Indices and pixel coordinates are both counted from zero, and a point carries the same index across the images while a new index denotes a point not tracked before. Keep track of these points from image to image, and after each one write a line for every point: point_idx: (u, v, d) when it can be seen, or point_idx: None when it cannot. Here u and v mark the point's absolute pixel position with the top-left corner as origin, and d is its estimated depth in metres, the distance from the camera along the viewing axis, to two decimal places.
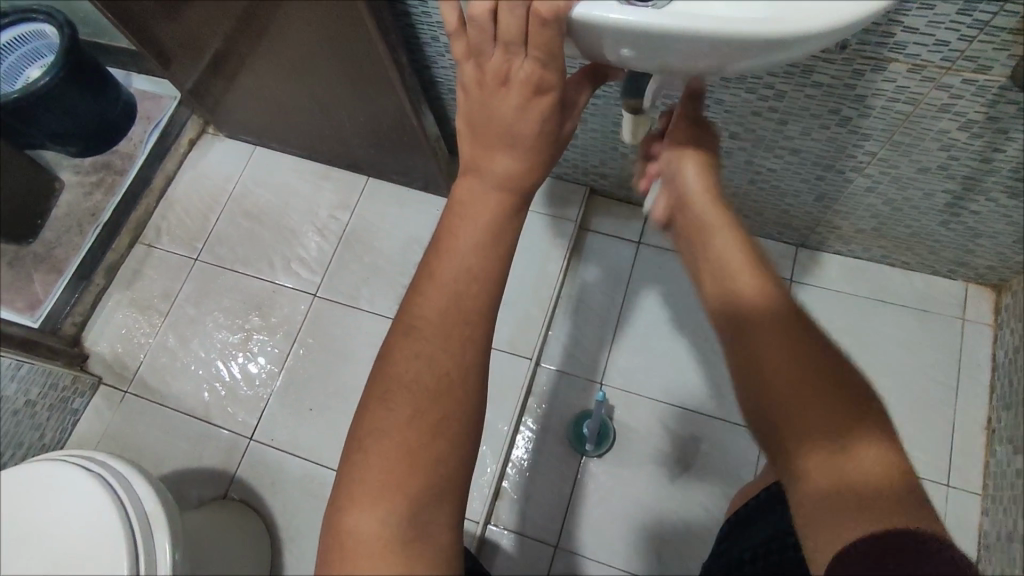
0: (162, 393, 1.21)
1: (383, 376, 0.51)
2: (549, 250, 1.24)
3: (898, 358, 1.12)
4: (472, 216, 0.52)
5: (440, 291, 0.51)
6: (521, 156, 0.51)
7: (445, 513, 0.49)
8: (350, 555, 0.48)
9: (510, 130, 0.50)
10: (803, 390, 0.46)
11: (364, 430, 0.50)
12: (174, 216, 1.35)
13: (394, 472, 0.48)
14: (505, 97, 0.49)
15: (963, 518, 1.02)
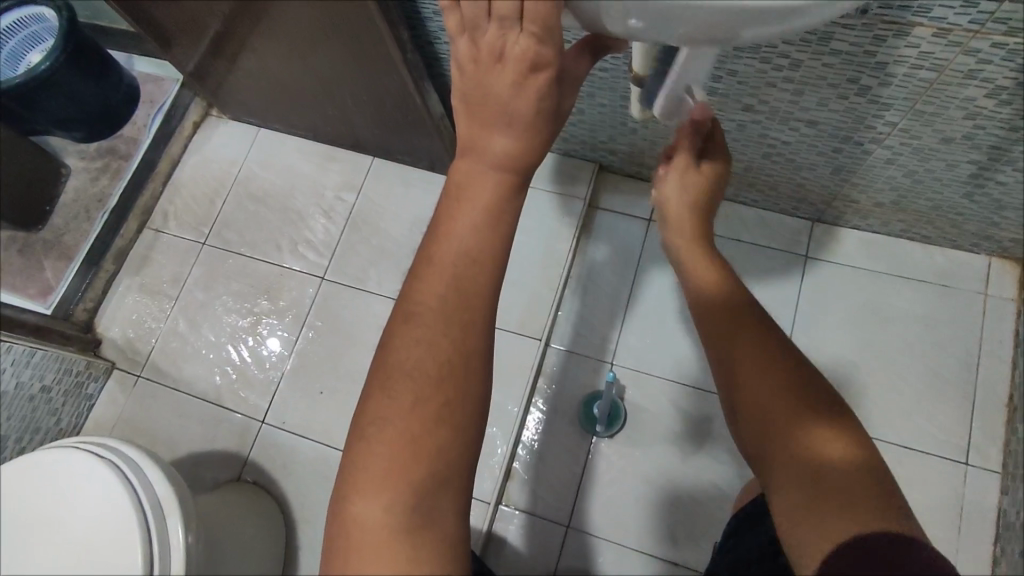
0: (174, 377, 1.22)
1: (384, 360, 0.50)
2: (558, 229, 1.22)
3: (917, 334, 1.09)
4: (475, 196, 0.50)
5: (439, 270, 0.50)
6: (521, 134, 0.49)
7: (451, 497, 0.49)
8: (354, 542, 0.48)
9: (507, 109, 0.48)
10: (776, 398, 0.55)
11: (365, 418, 0.49)
12: (180, 201, 1.35)
13: (396, 460, 0.48)
14: (500, 73, 0.47)
15: (982, 496, 1.00)
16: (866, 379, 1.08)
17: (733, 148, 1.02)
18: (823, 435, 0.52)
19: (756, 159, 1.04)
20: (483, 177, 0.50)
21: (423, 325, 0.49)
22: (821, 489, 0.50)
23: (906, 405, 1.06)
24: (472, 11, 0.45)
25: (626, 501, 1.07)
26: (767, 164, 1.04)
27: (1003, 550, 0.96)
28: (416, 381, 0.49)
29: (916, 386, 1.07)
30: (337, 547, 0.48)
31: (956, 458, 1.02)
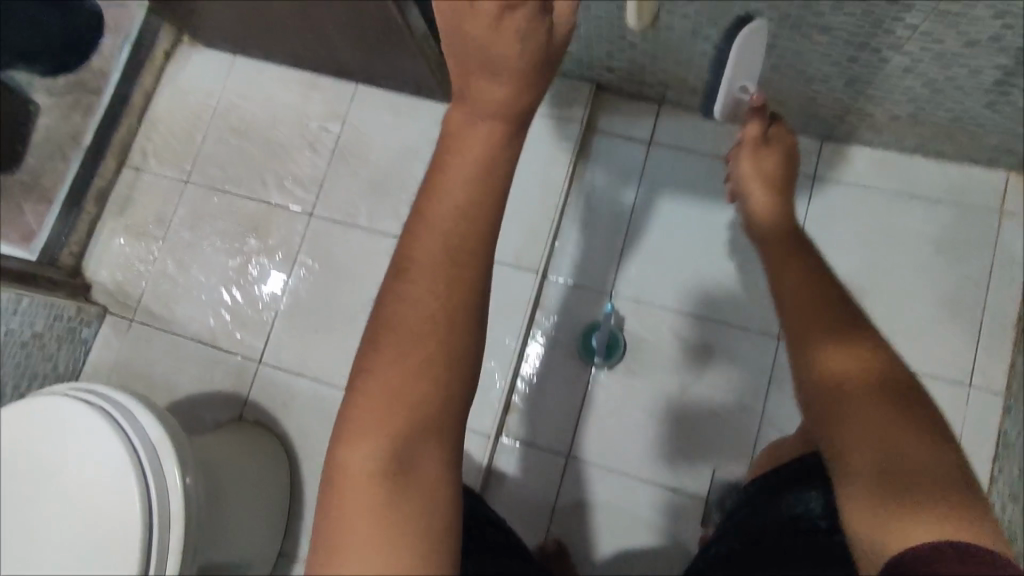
0: (168, 319, 1.20)
1: (377, 321, 0.47)
2: (554, 155, 1.16)
3: (927, 255, 1.05)
4: (463, 158, 0.46)
5: (433, 228, 0.46)
6: (508, 82, 0.45)
7: (440, 457, 0.47)
8: (340, 503, 0.46)
9: (489, 54, 0.44)
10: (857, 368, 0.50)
11: (358, 381, 0.47)
12: (159, 137, 1.29)
13: (384, 420, 0.45)
14: (480, 10, 0.42)
15: (983, 416, 1.00)
16: (873, 303, 1.05)
17: None
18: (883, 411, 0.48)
19: (764, 73, 0.97)
20: (468, 132, 0.46)
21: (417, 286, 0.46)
22: (891, 463, 0.46)
23: (912, 329, 1.04)
24: None
25: (626, 432, 1.07)
26: (776, 77, 0.97)
27: (1001, 469, 0.96)
28: (411, 344, 0.46)
29: (922, 308, 1.04)
30: (322, 510, 0.47)
31: (960, 380, 1.01)
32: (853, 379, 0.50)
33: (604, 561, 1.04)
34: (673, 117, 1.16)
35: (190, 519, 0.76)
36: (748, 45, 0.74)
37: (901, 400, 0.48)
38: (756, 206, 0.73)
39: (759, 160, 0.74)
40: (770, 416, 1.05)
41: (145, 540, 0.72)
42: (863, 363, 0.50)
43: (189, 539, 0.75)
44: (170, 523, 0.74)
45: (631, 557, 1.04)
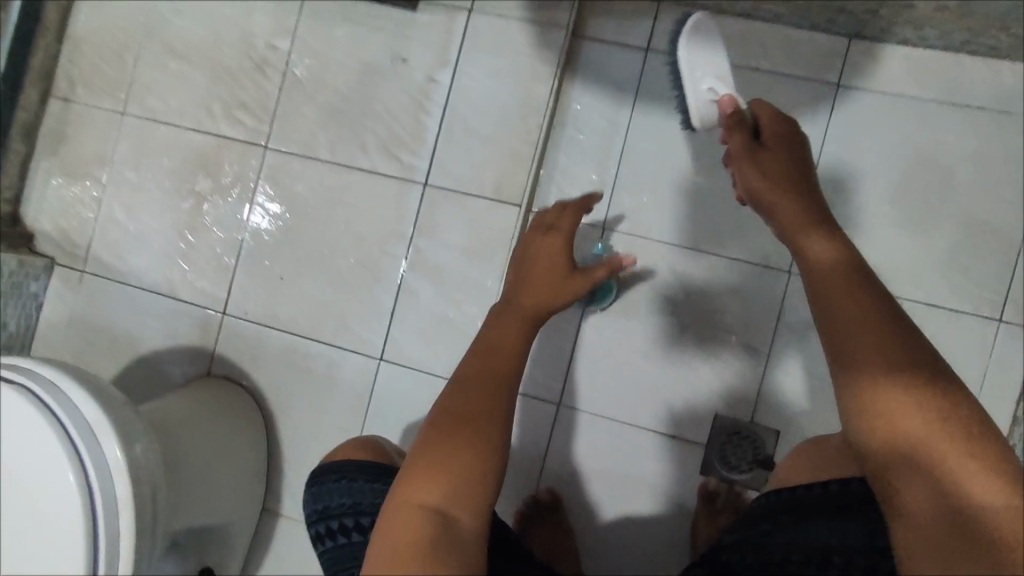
0: (120, 270, 1.10)
1: (451, 408, 0.59)
2: (536, 69, 1.01)
3: (963, 175, 0.92)
4: (531, 296, 0.72)
5: (499, 359, 0.64)
6: (553, 294, 0.72)
7: (474, 511, 0.53)
8: (397, 543, 0.49)
9: (551, 268, 0.75)
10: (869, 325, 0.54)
11: (427, 447, 0.55)
12: (86, 61, 1.13)
13: (446, 474, 0.54)
14: (551, 241, 0.76)
15: (1012, 354, 0.91)
16: (897, 230, 0.93)
17: None
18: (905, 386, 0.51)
19: None
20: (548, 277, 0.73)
21: (473, 389, 0.60)
22: (901, 420, 0.50)
23: (940, 258, 0.92)
24: (546, 218, 0.79)
25: (618, 377, 0.99)
26: None
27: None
28: (483, 429, 0.57)
29: (953, 236, 0.92)
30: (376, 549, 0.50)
31: (989, 316, 0.91)
32: (854, 302, 0.56)
33: (597, 509, 0.99)
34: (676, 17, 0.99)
35: (142, 503, 0.69)
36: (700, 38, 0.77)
37: (913, 364, 0.52)
38: (787, 212, 0.64)
39: (756, 156, 0.67)
40: (777, 357, 0.96)
41: (90, 528, 0.66)
42: (862, 293, 0.56)
43: (143, 523, 0.69)
44: (117, 510, 0.67)
45: (625, 506, 0.98)
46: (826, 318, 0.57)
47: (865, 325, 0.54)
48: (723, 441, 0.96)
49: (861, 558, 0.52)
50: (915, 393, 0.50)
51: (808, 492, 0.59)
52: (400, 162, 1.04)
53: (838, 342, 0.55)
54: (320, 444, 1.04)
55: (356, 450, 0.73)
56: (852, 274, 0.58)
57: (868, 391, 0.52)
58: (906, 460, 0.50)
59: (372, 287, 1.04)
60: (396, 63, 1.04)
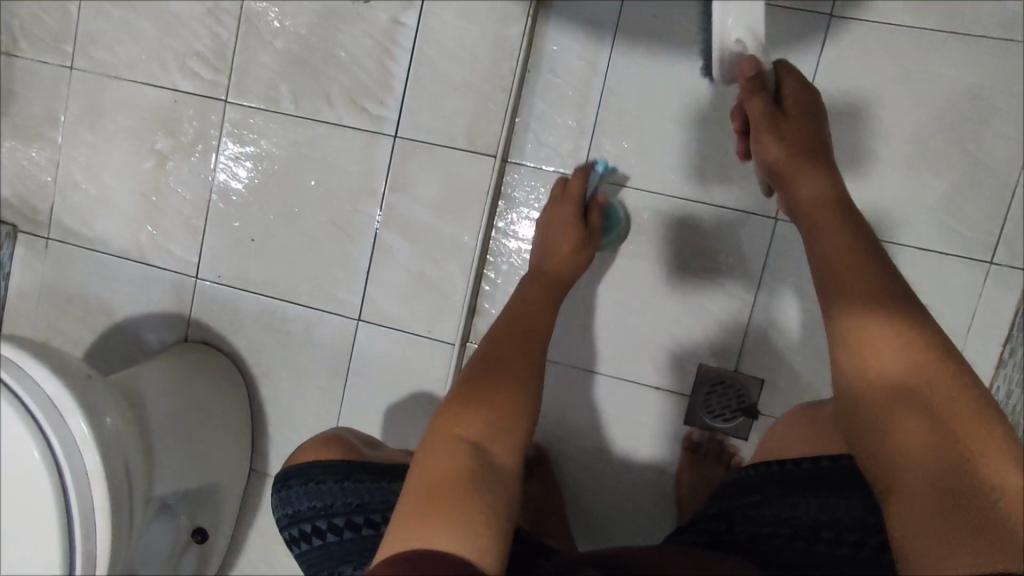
0: (86, 235, 1.06)
1: (485, 366, 0.67)
2: (508, 6, 0.94)
3: (960, 109, 0.87)
4: (551, 267, 0.85)
5: (523, 348, 0.71)
6: (566, 255, 0.85)
7: (509, 446, 0.59)
8: (431, 474, 0.53)
9: (561, 236, 0.86)
10: (858, 275, 0.61)
11: (467, 393, 0.62)
12: (26, 11, 1.05)
13: (484, 413, 0.59)
14: (563, 210, 0.88)
15: (1003, 296, 0.88)
16: (890, 171, 0.89)
17: None
18: (895, 329, 0.57)
19: None
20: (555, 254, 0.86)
21: (518, 358, 0.69)
22: (891, 359, 0.56)
23: (934, 198, 0.89)
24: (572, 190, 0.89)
25: (597, 326, 0.97)
26: None
27: (1013, 352, 0.87)
28: (513, 381, 0.65)
29: (947, 175, 0.88)
30: (415, 477, 0.54)
31: (981, 258, 0.88)
32: (846, 258, 0.62)
33: (581, 462, 0.99)
34: None
35: (115, 473, 0.70)
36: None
37: (897, 306, 0.58)
38: (808, 187, 0.68)
39: (778, 127, 0.69)
40: (761, 306, 0.94)
41: (63, 497, 0.67)
42: (850, 247, 0.63)
43: (117, 493, 0.71)
44: (90, 482, 0.68)
45: (609, 458, 0.98)
46: (824, 276, 0.63)
47: (857, 279, 0.61)
48: (708, 391, 0.95)
49: (852, 533, 0.56)
50: (902, 331, 0.56)
51: (798, 467, 0.63)
52: (368, 114, 0.98)
53: (833, 297, 0.62)
54: (303, 406, 1.03)
55: (321, 449, 0.75)
56: (841, 232, 0.64)
57: (858, 340, 0.58)
58: (905, 395, 0.55)
59: (346, 246, 1.01)
60: (358, 4, 0.97)
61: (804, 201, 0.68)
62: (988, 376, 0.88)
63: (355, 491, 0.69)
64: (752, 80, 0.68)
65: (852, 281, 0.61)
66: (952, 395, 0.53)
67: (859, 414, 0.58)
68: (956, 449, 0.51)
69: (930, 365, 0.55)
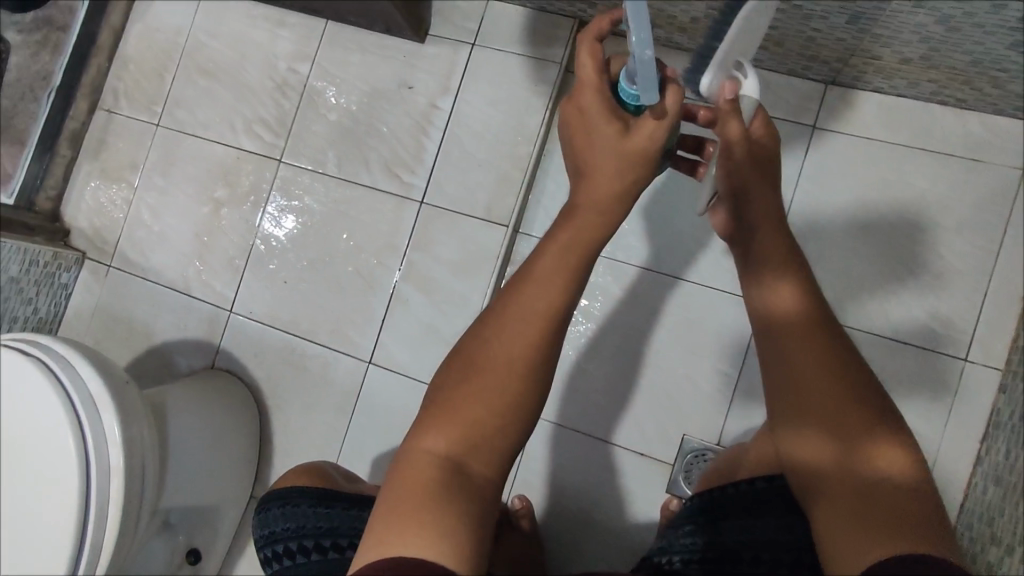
0: (142, 266, 1.20)
1: (466, 355, 0.59)
2: (531, 100, 1.08)
3: (933, 218, 0.96)
4: (605, 183, 0.61)
5: (517, 340, 0.58)
6: (621, 168, 0.60)
7: (486, 459, 0.56)
8: (404, 487, 0.53)
9: (613, 153, 0.60)
10: (823, 368, 0.60)
11: (441, 401, 0.57)
12: (129, 76, 1.25)
13: (458, 430, 0.56)
14: (593, 117, 0.60)
15: (977, 393, 0.93)
16: (866, 268, 0.97)
17: None
18: (869, 432, 0.57)
19: None
20: (598, 182, 0.61)
21: (517, 335, 0.58)
22: (849, 443, 0.57)
23: (908, 296, 0.96)
24: (584, 90, 0.60)
25: (592, 392, 1.04)
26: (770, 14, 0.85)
27: (988, 450, 0.90)
28: (493, 383, 0.57)
29: (922, 276, 0.96)
30: (387, 493, 0.54)
31: (955, 354, 0.94)
32: (819, 359, 0.60)
33: (567, 522, 1.02)
34: (661, 57, 1.05)
35: (132, 470, 0.78)
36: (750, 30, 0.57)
37: (858, 396, 0.58)
38: (763, 206, 0.67)
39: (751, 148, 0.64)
40: (744, 383, 1.00)
41: (85, 485, 0.75)
42: (817, 334, 0.61)
43: (132, 489, 0.78)
44: (110, 475, 0.77)
45: (591, 519, 1.01)
46: (794, 371, 0.61)
47: (825, 376, 0.59)
48: (689, 461, 0.99)
49: (767, 552, 0.61)
50: (873, 430, 0.57)
51: (726, 491, 0.70)
52: (400, 180, 1.12)
53: (803, 402, 0.60)
54: (309, 440, 1.10)
55: (300, 477, 0.82)
56: (818, 315, 0.63)
57: (838, 436, 0.58)
58: (865, 485, 0.55)
59: (367, 295, 1.11)
60: (402, 89, 1.13)
61: (776, 294, 0.64)
62: (964, 471, 0.92)
63: (327, 516, 0.75)
64: (734, 100, 0.60)
65: (815, 373, 0.60)
66: (924, 492, 0.55)
67: (814, 477, 0.59)
68: (915, 534, 0.52)
69: (915, 473, 0.55)
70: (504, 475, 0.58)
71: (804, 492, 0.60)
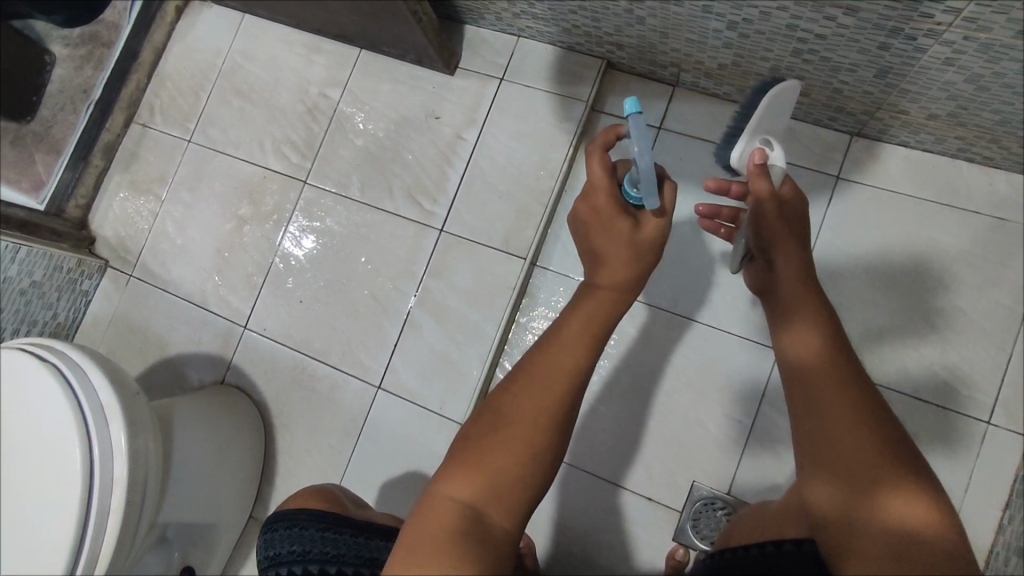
0: (162, 278, 1.21)
1: (493, 410, 0.59)
2: (555, 136, 1.09)
3: (957, 275, 0.95)
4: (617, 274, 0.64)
5: (543, 395, 0.59)
6: (632, 256, 0.65)
7: (506, 510, 0.55)
8: (424, 531, 0.52)
9: (626, 246, 0.65)
10: (851, 418, 0.60)
11: (466, 450, 0.57)
12: (166, 93, 1.29)
13: (481, 477, 0.55)
14: (608, 216, 0.66)
15: (1001, 457, 0.90)
16: (887, 321, 0.95)
17: (756, 43, 0.84)
18: (899, 489, 0.55)
19: (784, 57, 0.85)
20: (614, 267, 0.65)
21: (542, 388, 0.59)
22: (876, 493, 0.56)
23: (929, 351, 0.94)
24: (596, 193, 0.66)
25: (607, 440, 1.02)
26: (797, 63, 0.85)
27: (1011, 518, 0.87)
28: (517, 435, 0.57)
29: (944, 333, 0.94)
30: (406, 537, 0.53)
31: (978, 416, 0.91)
32: (845, 408, 0.60)
33: (570, 566, 0.99)
34: (686, 101, 1.06)
35: (135, 483, 0.78)
36: (777, 104, 0.73)
37: (888, 449, 0.57)
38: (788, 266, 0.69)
39: (781, 206, 0.69)
40: (759, 432, 0.98)
41: (87, 496, 0.75)
42: (845, 381, 0.62)
43: (133, 502, 0.78)
44: (112, 487, 0.77)
45: (595, 563, 0.98)
46: (817, 421, 0.61)
47: (852, 426, 0.59)
48: (698, 509, 0.96)
49: None
50: (905, 485, 0.55)
51: (749, 552, 0.65)
52: (421, 208, 1.13)
53: (829, 452, 0.60)
54: (312, 463, 1.09)
55: (309, 500, 0.81)
56: (847, 366, 0.63)
57: (862, 486, 0.56)
58: (894, 537, 0.53)
59: (381, 319, 1.11)
60: (429, 119, 1.15)
61: (799, 347, 0.66)
62: (986, 538, 0.88)
63: (333, 542, 0.74)
64: (762, 163, 0.70)
65: (841, 422, 0.60)
66: (959, 551, 0.52)
67: (841, 529, 0.56)
68: None
69: (949, 529, 0.53)
70: (522, 527, 0.57)
71: (830, 548, 0.57)
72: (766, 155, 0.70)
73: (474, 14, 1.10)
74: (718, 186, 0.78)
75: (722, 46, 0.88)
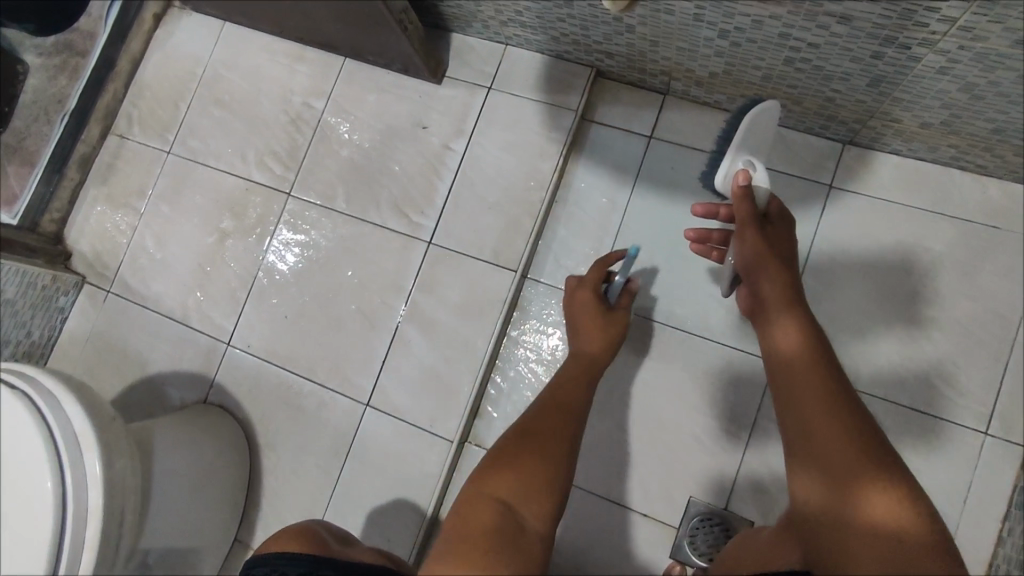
0: (141, 294, 1.18)
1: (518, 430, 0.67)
2: (544, 145, 1.07)
3: (950, 283, 0.94)
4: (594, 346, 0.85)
5: (557, 419, 0.70)
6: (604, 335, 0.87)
7: (538, 511, 0.57)
8: (464, 531, 0.52)
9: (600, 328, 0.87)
10: (829, 413, 0.62)
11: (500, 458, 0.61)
12: (145, 103, 1.25)
13: (513, 475, 0.59)
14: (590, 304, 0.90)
15: (998, 468, 0.89)
16: (882, 332, 0.94)
17: (747, 51, 0.83)
18: (877, 477, 0.56)
19: (777, 67, 0.84)
20: (592, 335, 0.86)
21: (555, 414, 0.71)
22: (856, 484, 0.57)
23: (924, 362, 0.93)
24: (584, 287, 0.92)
25: (610, 458, 0.99)
26: (790, 72, 0.84)
27: (1011, 530, 0.86)
28: (541, 444, 0.65)
29: (938, 341, 0.93)
30: (446, 538, 0.52)
31: (974, 427, 0.90)
32: (822, 404, 0.63)
33: None
34: (677, 110, 1.05)
35: (112, 514, 0.74)
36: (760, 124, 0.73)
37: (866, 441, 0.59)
38: (772, 286, 0.71)
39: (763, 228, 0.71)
40: (755, 446, 0.96)
41: (60, 530, 0.71)
42: (822, 377, 0.64)
43: (109, 535, 0.74)
44: (86, 518, 0.73)
45: None
46: (800, 418, 0.64)
47: (831, 421, 0.61)
48: (695, 525, 0.94)
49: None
50: (881, 473, 0.57)
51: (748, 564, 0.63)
52: (409, 220, 1.10)
53: (812, 446, 0.62)
54: (298, 484, 1.06)
55: (290, 541, 0.77)
56: (825, 363, 0.66)
57: (842, 478, 0.58)
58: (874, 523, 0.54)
59: (369, 334, 1.08)
60: (416, 129, 1.12)
61: (781, 348, 0.69)
62: (985, 551, 0.87)
63: None
64: (747, 186, 0.71)
65: (821, 417, 0.62)
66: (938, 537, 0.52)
67: (825, 517, 0.58)
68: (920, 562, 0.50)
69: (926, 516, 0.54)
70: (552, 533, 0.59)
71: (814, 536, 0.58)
72: (751, 177, 0.71)
73: (461, 22, 1.08)
74: (706, 211, 0.78)
75: (713, 54, 0.87)
